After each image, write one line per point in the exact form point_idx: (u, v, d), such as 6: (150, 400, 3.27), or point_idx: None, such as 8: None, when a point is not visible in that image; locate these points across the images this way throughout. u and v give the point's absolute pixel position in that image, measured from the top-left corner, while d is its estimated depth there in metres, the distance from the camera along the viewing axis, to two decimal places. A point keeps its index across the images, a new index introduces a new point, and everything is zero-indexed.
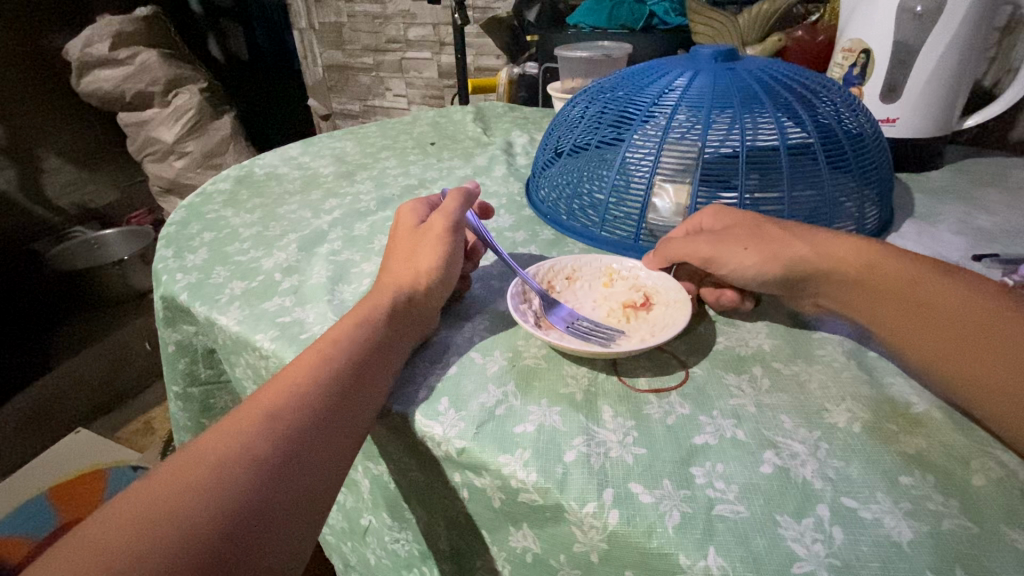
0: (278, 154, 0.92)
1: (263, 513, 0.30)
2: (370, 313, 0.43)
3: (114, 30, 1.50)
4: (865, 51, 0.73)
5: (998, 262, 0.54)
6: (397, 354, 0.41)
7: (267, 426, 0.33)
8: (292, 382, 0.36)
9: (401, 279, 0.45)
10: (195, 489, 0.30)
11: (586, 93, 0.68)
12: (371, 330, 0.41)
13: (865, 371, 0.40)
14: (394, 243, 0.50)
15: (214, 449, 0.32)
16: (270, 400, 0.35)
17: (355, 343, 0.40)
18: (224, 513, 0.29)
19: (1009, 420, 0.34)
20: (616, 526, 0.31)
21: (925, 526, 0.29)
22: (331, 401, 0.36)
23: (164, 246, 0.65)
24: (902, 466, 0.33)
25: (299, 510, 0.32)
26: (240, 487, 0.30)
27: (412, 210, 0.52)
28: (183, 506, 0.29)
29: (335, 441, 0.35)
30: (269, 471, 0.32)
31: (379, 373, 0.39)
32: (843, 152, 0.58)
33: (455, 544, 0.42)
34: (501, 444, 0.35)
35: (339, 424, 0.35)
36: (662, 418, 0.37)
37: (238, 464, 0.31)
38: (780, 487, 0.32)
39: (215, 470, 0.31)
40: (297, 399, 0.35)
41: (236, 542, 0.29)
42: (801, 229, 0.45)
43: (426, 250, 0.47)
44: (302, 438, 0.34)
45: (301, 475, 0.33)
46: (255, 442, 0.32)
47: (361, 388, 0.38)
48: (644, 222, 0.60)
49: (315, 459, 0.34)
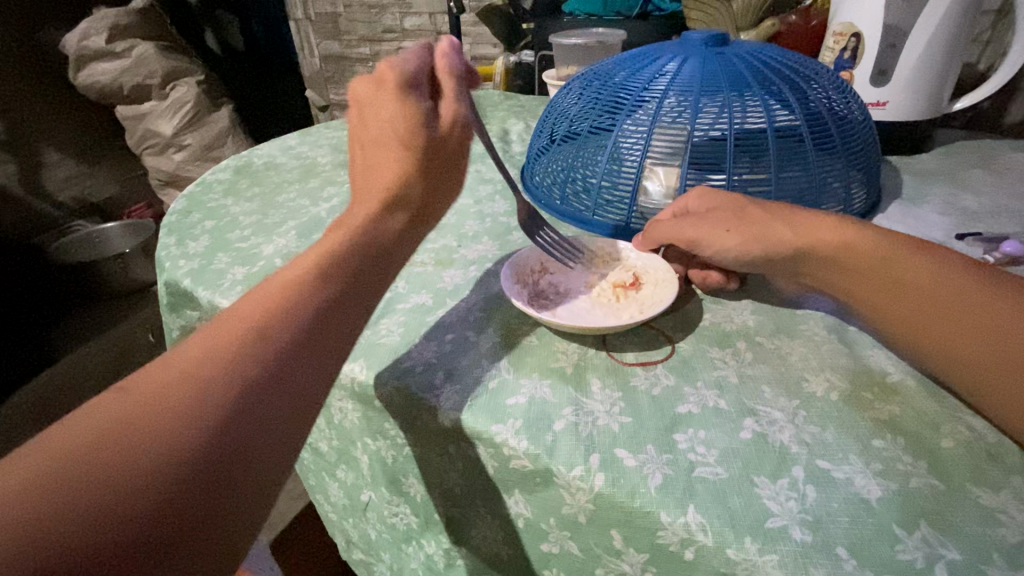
0: (276, 144, 0.93)
1: (247, 429, 0.27)
2: (370, 218, 0.39)
3: (110, 23, 1.49)
4: (855, 35, 0.73)
5: (980, 240, 0.56)
6: (395, 266, 0.39)
7: (247, 344, 0.29)
8: (274, 297, 0.32)
9: (420, 182, 0.42)
10: (163, 411, 0.25)
11: (580, 79, 0.69)
12: (367, 241, 0.37)
13: (845, 345, 0.42)
14: (386, 129, 0.43)
15: (185, 369, 0.27)
16: (251, 316, 0.31)
17: (346, 258, 0.36)
18: (200, 438, 0.25)
19: (992, 395, 0.34)
20: (601, 487, 0.32)
21: (893, 485, 0.31)
22: (322, 315, 0.32)
23: (166, 234, 0.67)
24: (875, 430, 0.34)
25: (285, 436, 0.28)
26: (216, 411, 0.26)
27: (401, 89, 0.45)
28: (155, 422, 0.25)
29: (323, 364, 0.31)
30: (250, 394, 0.28)
31: (370, 294, 0.36)
32: (829, 133, 0.59)
33: (450, 514, 0.45)
34: (493, 414, 0.37)
35: (328, 340, 0.32)
36: (648, 389, 0.39)
37: (213, 386, 0.27)
38: (758, 450, 0.33)
39: (183, 393, 0.26)
40: (281, 315, 0.31)
41: (219, 463, 0.25)
42: (783, 211, 0.45)
43: (445, 157, 0.44)
44: (289, 353, 0.30)
45: (287, 400, 0.29)
46: (233, 361, 0.28)
47: (351, 309, 0.34)
48: (635, 205, 0.61)
49: (302, 379, 0.30)
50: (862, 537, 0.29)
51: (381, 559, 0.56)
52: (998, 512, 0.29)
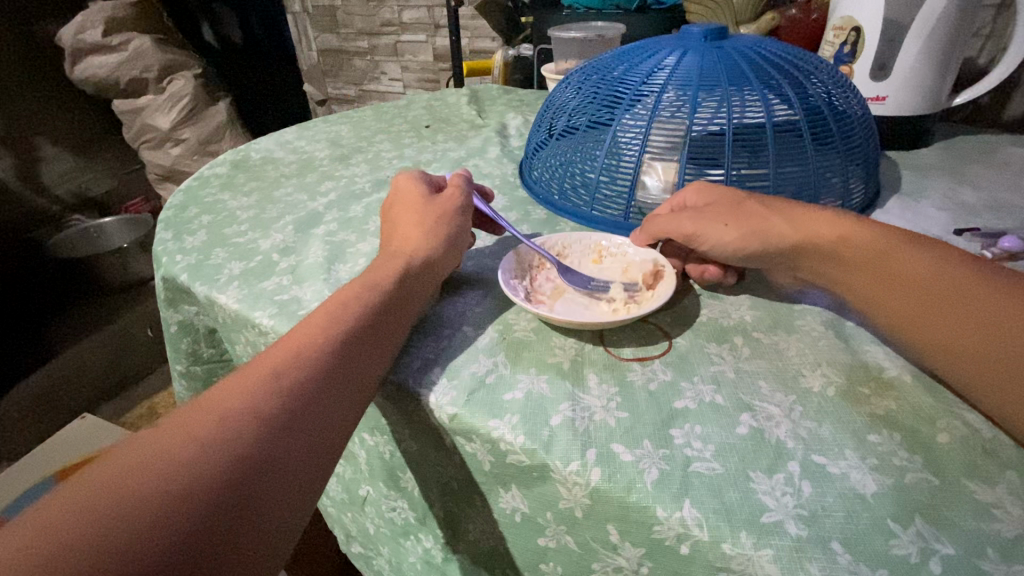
0: (273, 138, 0.92)
1: (268, 461, 0.30)
2: (383, 271, 0.44)
3: (106, 16, 1.47)
4: (855, 29, 0.73)
5: (978, 235, 0.56)
6: (406, 316, 0.43)
7: (270, 383, 0.33)
8: (297, 342, 0.36)
9: (421, 233, 0.48)
10: (197, 441, 0.29)
11: (578, 73, 0.69)
12: (381, 288, 0.42)
13: (841, 340, 0.42)
14: (398, 207, 0.52)
15: (218, 405, 0.31)
16: (277, 359, 0.35)
17: (364, 305, 0.40)
18: (226, 465, 0.28)
19: (985, 390, 0.34)
20: (597, 483, 0.32)
21: (889, 480, 0.31)
22: (338, 360, 0.36)
23: (163, 229, 0.67)
24: (871, 425, 0.35)
25: (302, 466, 0.31)
26: (242, 441, 0.30)
27: (409, 176, 0.54)
28: (189, 452, 0.28)
29: (338, 400, 0.34)
30: (272, 426, 0.31)
31: (385, 338, 0.40)
32: (827, 128, 0.59)
33: (448, 509, 0.45)
34: (490, 409, 0.37)
35: (343, 384, 0.35)
36: (645, 384, 0.39)
37: (241, 420, 0.31)
38: (754, 445, 0.33)
39: (215, 425, 0.30)
40: (302, 357, 0.35)
41: (243, 491, 0.28)
42: (780, 205, 0.45)
43: (443, 211, 0.50)
44: (307, 394, 0.33)
45: (304, 432, 0.32)
46: (258, 397, 0.32)
47: (366, 351, 0.38)
48: (633, 200, 0.61)
49: (319, 417, 0.33)
50: (857, 531, 0.29)
51: (380, 553, 0.56)
52: (993, 507, 0.29)
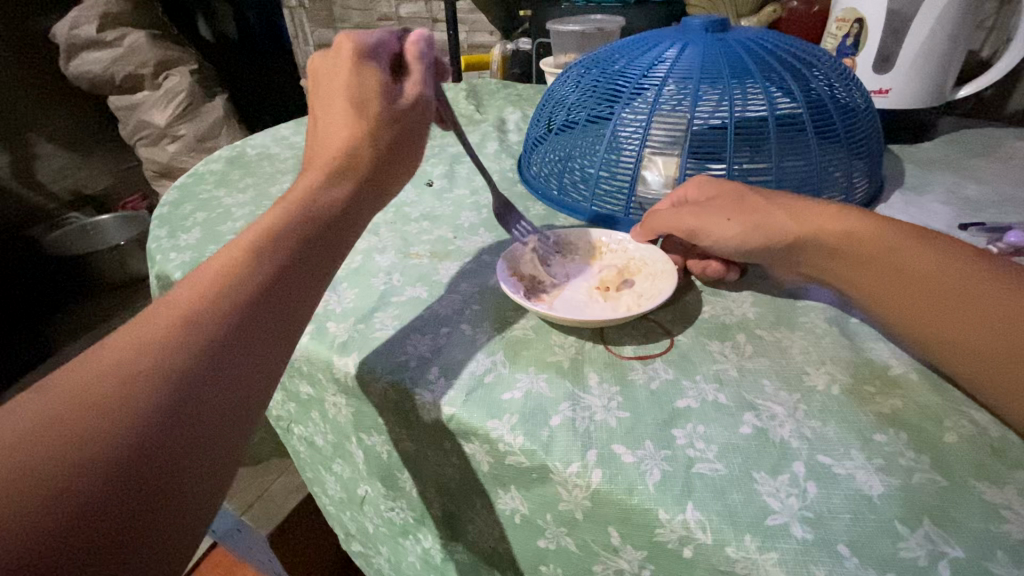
0: (270, 133, 0.91)
1: (189, 417, 0.25)
2: (321, 191, 0.37)
3: (102, 10, 1.46)
4: (858, 20, 0.72)
5: (983, 230, 0.55)
6: (345, 242, 0.36)
7: (178, 331, 0.26)
8: (212, 278, 0.29)
9: (370, 145, 0.40)
10: (81, 407, 0.23)
11: (578, 66, 0.68)
12: (312, 214, 0.35)
13: (846, 337, 0.42)
14: (339, 94, 0.41)
15: (110, 360, 0.25)
16: (186, 300, 0.28)
17: (293, 233, 0.33)
18: (128, 435, 0.23)
19: (995, 388, 0.34)
20: (598, 484, 0.32)
21: (896, 481, 0.30)
22: (265, 294, 0.30)
23: (157, 226, 0.66)
24: (877, 425, 0.34)
25: (228, 425, 0.26)
26: (147, 403, 0.24)
27: (358, 54, 0.43)
28: (82, 416, 0.23)
29: (265, 345, 0.29)
30: (188, 381, 0.25)
31: (320, 272, 0.34)
32: (830, 121, 0.58)
33: (447, 509, 0.44)
34: (489, 409, 0.36)
35: (275, 322, 0.30)
36: (646, 383, 0.38)
37: (145, 377, 0.24)
38: (758, 445, 0.33)
39: (108, 387, 0.24)
40: (217, 303, 0.28)
41: (159, 454, 0.23)
42: (784, 199, 0.44)
43: (401, 118, 0.42)
44: (234, 334, 0.28)
45: (229, 385, 0.27)
46: (165, 346, 0.26)
47: (295, 289, 0.32)
48: (633, 195, 0.60)
49: (250, 359, 0.28)
50: (864, 534, 0.28)
51: (379, 552, 0.56)
52: (1002, 508, 0.29)
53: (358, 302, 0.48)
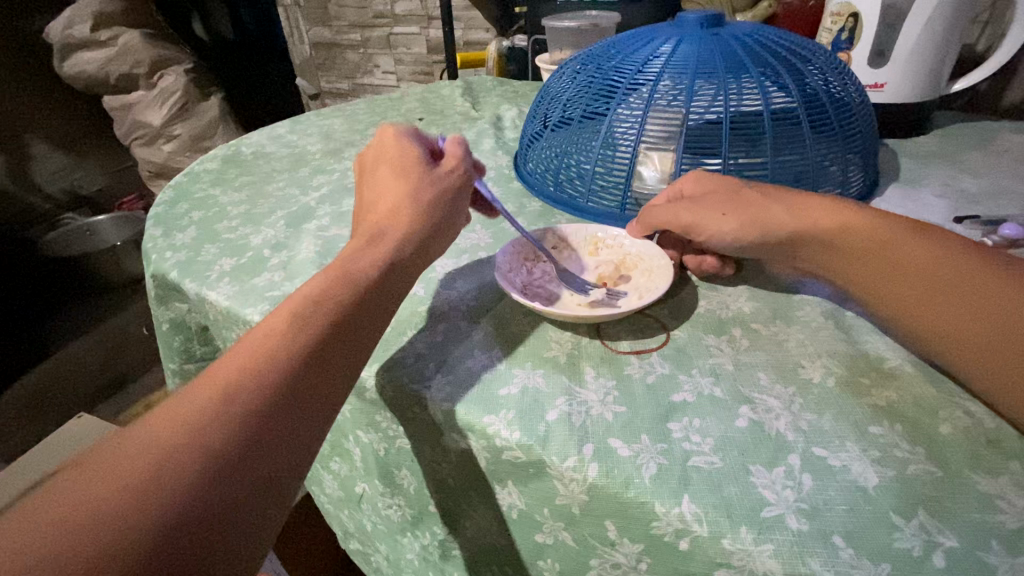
0: (265, 132, 0.91)
1: (223, 502, 0.25)
2: (359, 258, 0.38)
3: (94, 10, 1.45)
4: (854, 15, 0.72)
5: (977, 223, 0.55)
6: (386, 310, 0.37)
7: (223, 409, 0.27)
8: (257, 351, 0.30)
9: (411, 212, 0.42)
10: (123, 485, 0.23)
11: (573, 62, 0.68)
12: (356, 284, 0.36)
13: (842, 330, 0.42)
14: (384, 169, 0.45)
15: (153, 439, 0.25)
16: (228, 377, 0.29)
17: (337, 305, 0.34)
18: (159, 524, 0.23)
19: (991, 380, 0.34)
20: (595, 478, 0.32)
21: (891, 472, 0.30)
22: (307, 371, 0.30)
23: (153, 226, 0.66)
24: (872, 417, 0.34)
25: (257, 511, 0.26)
26: (181, 489, 0.24)
27: (399, 138, 0.47)
28: (122, 496, 0.23)
29: (304, 428, 0.29)
30: (221, 466, 0.25)
31: (363, 347, 0.34)
32: (825, 115, 0.58)
33: (445, 506, 0.44)
34: (486, 405, 0.36)
35: (314, 398, 0.30)
36: (642, 377, 0.38)
37: (183, 461, 0.25)
38: (754, 438, 0.33)
39: (146, 469, 0.24)
40: (259, 379, 0.29)
41: (190, 542, 0.23)
42: (779, 193, 0.44)
43: (440, 187, 0.44)
44: (274, 415, 0.28)
45: (262, 469, 0.27)
46: (203, 430, 0.26)
47: (336, 363, 0.32)
48: (630, 191, 0.60)
49: (286, 439, 0.28)
50: (860, 525, 0.28)
51: (378, 550, 0.56)
52: (996, 498, 0.29)
53: None
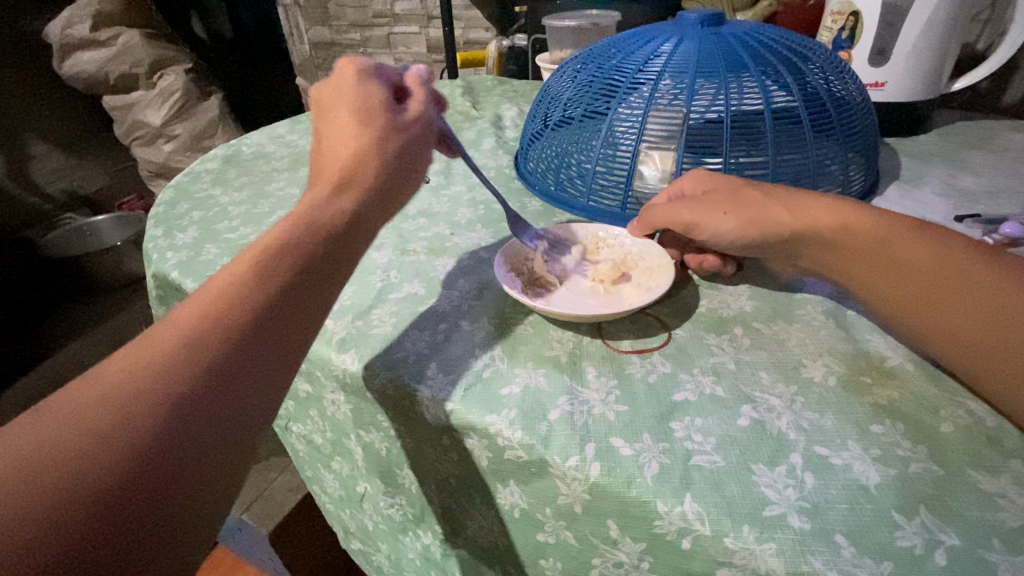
0: (265, 132, 0.91)
1: (179, 449, 0.24)
2: (320, 206, 0.35)
3: (93, 10, 1.44)
4: (854, 13, 0.72)
5: (978, 222, 0.55)
6: (351, 254, 0.35)
7: (178, 357, 0.26)
8: (214, 299, 0.28)
9: (377, 154, 0.39)
10: (71, 437, 0.22)
11: (574, 61, 0.67)
12: (314, 231, 0.34)
13: (843, 329, 0.42)
14: (341, 108, 0.41)
15: (105, 388, 0.24)
16: (179, 329, 0.27)
17: (293, 252, 0.32)
18: (111, 480, 0.22)
19: (993, 379, 0.34)
20: (597, 477, 0.32)
21: (892, 471, 0.30)
22: (268, 319, 0.29)
23: (153, 226, 0.65)
24: (873, 416, 0.34)
25: (221, 462, 0.25)
26: (131, 444, 0.23)
27: (360, 73, 0.43)
28: (69, 448, 0.22)
29: (265, 377, 0.28)
30: (175, 418, 0.24)
31: (326, 295, 0.32)
32: (826, 114, 0.58)
33: (446, 505, 0.44)
34: (487, 404, 0.36)
35: (277, 348, 0.29)
36: (644, 377, 0.38)
37: (130, 417, 0.23)
38: (755, 437, 0.33)
39: (93, 425, 0.23)
40: (217, 327, 0.27)
41: (144, 492, 0.23)
42: (781, 192, 0.44)
43: (407, 136, 0.41)
44: (233, 363, 0.27)
45: (221, 420, 0.26)
46: (153, 382, 0.25)
47: (300, 311, 0.30)
48: (630, 190, 0.60)
49: (247, 388, 0.27)
50: (862, 523, 0.28)
51: (379, 549, 0.56)
52: (998, 496, 0.29)
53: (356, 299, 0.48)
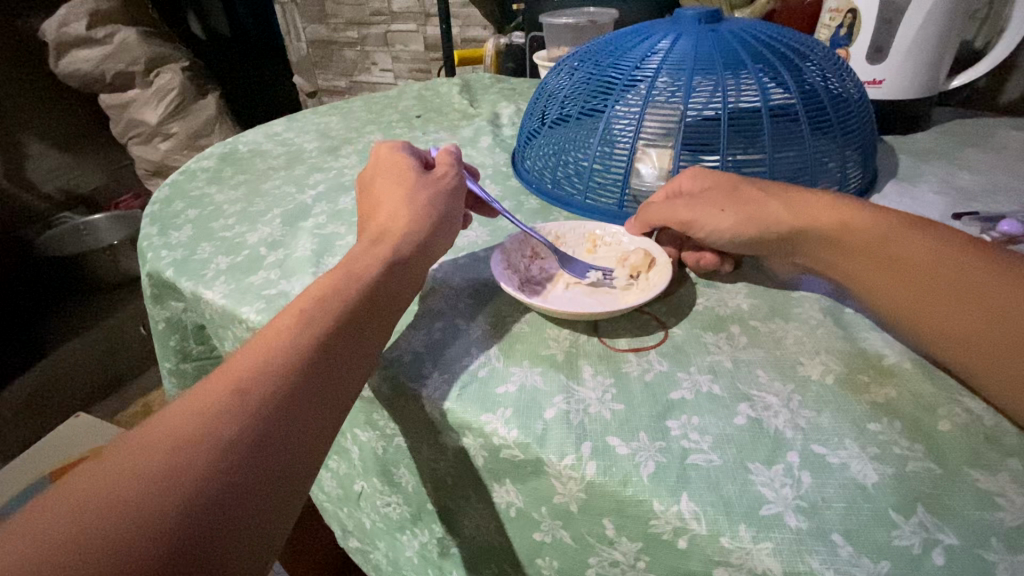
0: (262, 130, 0.91)
1: (236, 494, 0.25)
2: (361, 259, 0.39)
3: (90, 9, 1.44)
4: (852, 11, 0.72)
5: (976, 219, 0.55)
6: (389, 306, 0.38)
7: (233, 405, 0.28)
8: (266, 352, 0.31)
9: (410, 213, 0.44)
10: (138, 480, 0.24)
11: (571, 58, 0.67)
12: (360, 284, 0.37)
13: (841, 327, 0.42)
14: (381, 179, 0.47)
15: (167, 435, 0.26)
16: (237, 377, 0.30)
17: (340, 304, 0.35)
18: (178, 518, 0.24)
19: (991, 378, 0.34)
20: (593, 476, 0.32)
21: (890, 469, 0.30)
22: (314, 369, 0.31)
23: (148, 224, 0.65)
24: (871, 414, 0.34)
25: (275, 502, 0.27)
26: (196, 485, 0.25)
27: (393, 149, 0.50)
28: (136, 490, 0.24)
29: (311, 424, 0.29)
30: (236, 459, 0.26)
31: (371, 346, 0.35)
32: (824, 112, 0.58)
33: (443, 504, 0.44)
34: (483, 404, 0.36)
35: (322, 396, 0.31)
36: (640, 375, 0.38)
37: (195, 456, 0.26)
38: (752, 436, 0.33)
39: (162, 466, 0.25)
40: (268, 377, 0.30)
41: (202, 534, 0.24)
42: (778, 189, 0.44)
43: (434, 191, 0.46)
44: (283, 410, 0.29)
45: (275, 461, 0.27)
46: (215, 427, 0.27)
47: (343, 361, 0.33)
48: (628, 188, 0.59)
49: (295, 435, 0.29)
50: (860, 522, 0.28)
51: (376, 548, 0.55)
52: (996, 495, 0.29)
53: None
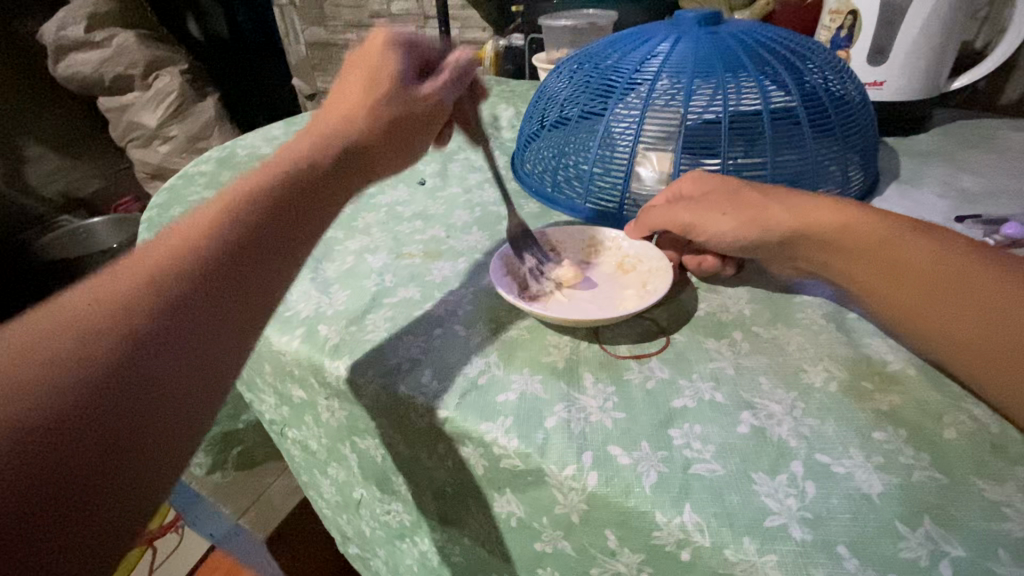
0: (260, 134, 0.90)
1: (140, 377, 0.23)
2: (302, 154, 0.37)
3: (89, 12, 1.44)
4: (851, 12, 0.71)
5: (979, 222, 0.55)
6: (326, 206, 0.35)
7: (140, 288, 0.25)
8: (179, 238, 0.28)
9: (370, 114, 0.41)
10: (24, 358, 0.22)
11: (571, 61, 0.67)
12: (294, 179, 0.34)
13: (843, 332, 0.41)
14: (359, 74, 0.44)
15: (62, 313, 0.24)
16: (138, 265, 0.27)
17: (270, 197, 0.32)
18: (72, 397, 0.21)
19: (1000, 386, 0.33)
20: (594, 487, 0.31)
21: (894, 479, 0.30)
22: (235, 256, 0.29)
23: (146, 230, 0.65)
24: (875, 422, 0.33)
25: (189, 388, 0.25)
26: (93, 364, 0.22)
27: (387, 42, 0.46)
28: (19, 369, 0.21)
29: (230, 310, 0.27)
30: (144, 339, 0.24)
31: (303, 243, 0.33)
32: (825, 115, 0.58)
33: (443, 512, 0.43)
34: (483, 412, 0.36)
35: (243, 284, 0.28)
36: (642, 383, 0.37)
37: (89, 337, 0.23)
38: (756, 446, 0.32)
39: (50, 343, 0.22)
40: (182, 262, 0.27)
41: (103, 417, 0.22)
42: (780, 194, 0.43)
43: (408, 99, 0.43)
44: (198, 296, 0.27)
45: (189, 347, 0.25)
46: (116, 309, 0.24)
47: (268, 254, 0.30)
48: (628, 192, 0.59)
49: (212, 322, 0.27)
50: (864, 534, 0.28)
51: (377, 555, 0.55)
52: (1003, 505, 0.29)
53: (350, 304, 0.47)
